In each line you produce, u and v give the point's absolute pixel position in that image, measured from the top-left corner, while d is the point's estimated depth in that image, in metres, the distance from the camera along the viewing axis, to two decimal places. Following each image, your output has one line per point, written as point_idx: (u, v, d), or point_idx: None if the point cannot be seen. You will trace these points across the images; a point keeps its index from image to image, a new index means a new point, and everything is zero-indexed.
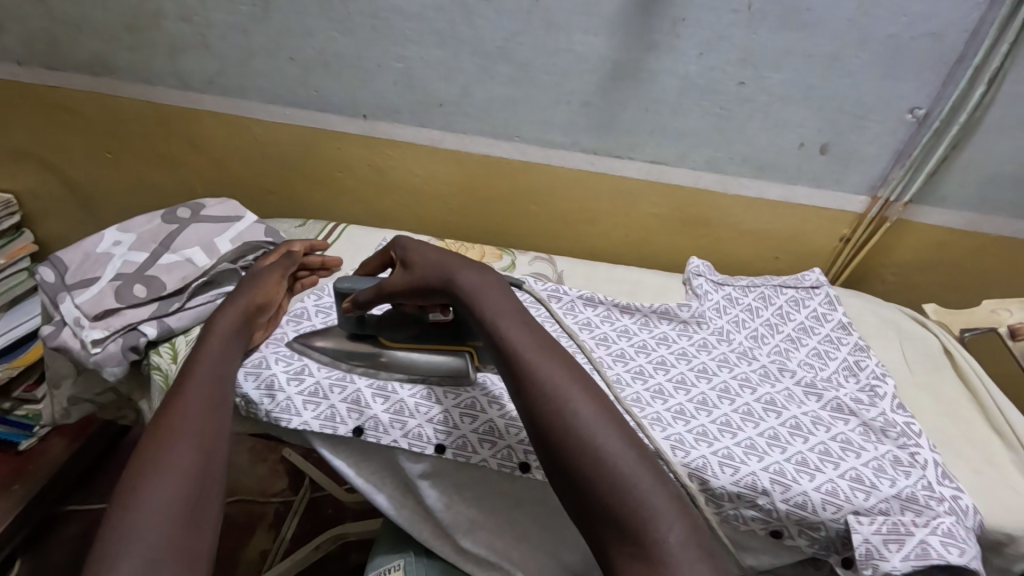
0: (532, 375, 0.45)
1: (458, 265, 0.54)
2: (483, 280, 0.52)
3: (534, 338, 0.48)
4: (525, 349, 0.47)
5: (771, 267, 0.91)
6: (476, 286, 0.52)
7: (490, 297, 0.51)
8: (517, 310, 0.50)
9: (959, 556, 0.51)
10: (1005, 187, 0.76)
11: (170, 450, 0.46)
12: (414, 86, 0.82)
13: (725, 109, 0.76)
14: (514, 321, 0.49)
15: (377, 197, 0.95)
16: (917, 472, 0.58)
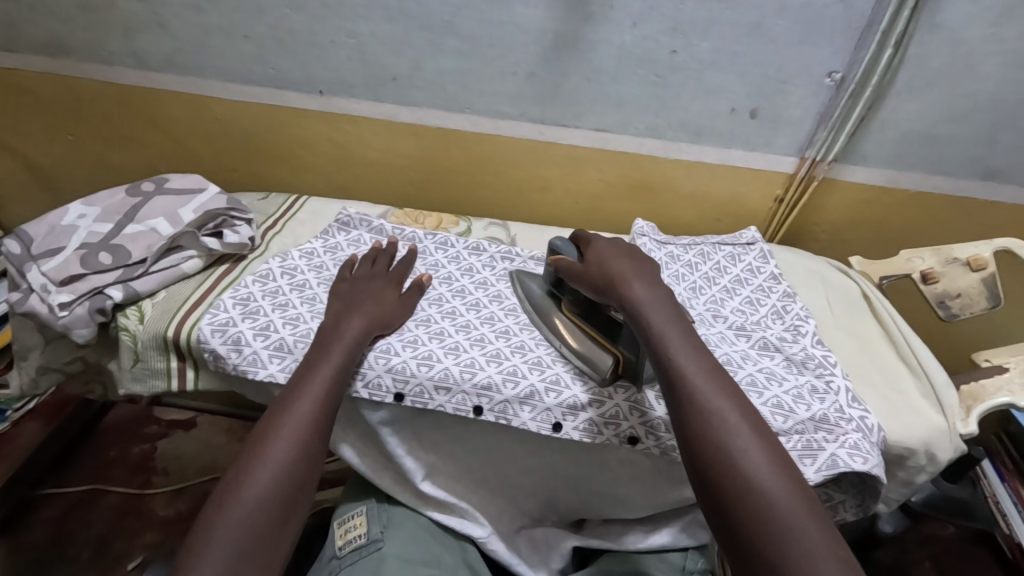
0: (702, 410, 0.49)
1: (629, 277, 0.60)
2: (656, 302, 0.57)
3: (702, 366, 0.52)
4: (694, 378, 0.51)
5: (714, 227, 0.97)
6: (647, 304, 0.57)
7: (656, 314, 0.56)
8: (688, 337, 0.55)
9: (862, 464, 0.57)
10: (915, 146, 0.84)
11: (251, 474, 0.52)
12: (367, 61, 0.85)
13: (660, 77, 0.81)
14: (688, 353, 0.53)
15: (337, 170, 0.98)
16: (830, 398, 0.64)
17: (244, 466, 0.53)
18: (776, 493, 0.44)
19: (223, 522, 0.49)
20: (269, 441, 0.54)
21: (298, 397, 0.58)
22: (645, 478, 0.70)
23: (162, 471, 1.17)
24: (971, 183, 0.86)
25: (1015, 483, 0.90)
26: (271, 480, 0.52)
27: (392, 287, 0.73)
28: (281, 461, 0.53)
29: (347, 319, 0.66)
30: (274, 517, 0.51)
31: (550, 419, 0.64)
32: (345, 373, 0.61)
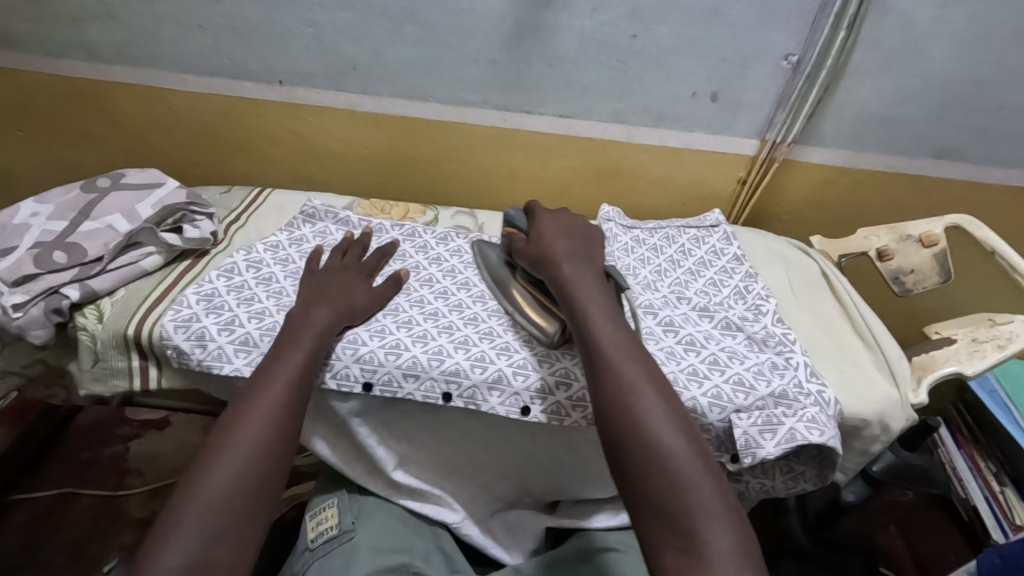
0: (623, 380, 0.53)
1: (563, 259, 0.66)
2: (582, 280, 0.63)
3: (617, 334, 0.58)
4: (609, 346, 0.56)
5: (679, 211, 0.98)
6: (576, 279, 0.64)
7: (584, 295, 0.62)
8: (609, 312, 0.61)
9: (818, 436, 0.59)
10: (871, 126, 0.86)
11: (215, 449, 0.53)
12: (326, 50, 0.84)
13: (621, 62, 0.81)
14: (606, 325, 0.58)
15: (300, 161, 0.97)
16: (790, 372, 0.65)
17: (208, 455, 0.52)
18: (678, 450, 0.49)
19: (184, 508, 0.49)
20: (233, 429, 0.54)
21: (265, 386, 0.57)
22: None
23: (136, 471, 1.15)
24: (924, 162, 0.89)
25: (970, 449, 1.03)
26: (233, 469, 0.51)
27: (365, 277, 0.73)
28: (242, 450, 0.53)
29: (315, 308, 0.66)
30: (237, 502, 0.50)
31: (519, 404, 0.66)
32: (312, 359, 0.61)
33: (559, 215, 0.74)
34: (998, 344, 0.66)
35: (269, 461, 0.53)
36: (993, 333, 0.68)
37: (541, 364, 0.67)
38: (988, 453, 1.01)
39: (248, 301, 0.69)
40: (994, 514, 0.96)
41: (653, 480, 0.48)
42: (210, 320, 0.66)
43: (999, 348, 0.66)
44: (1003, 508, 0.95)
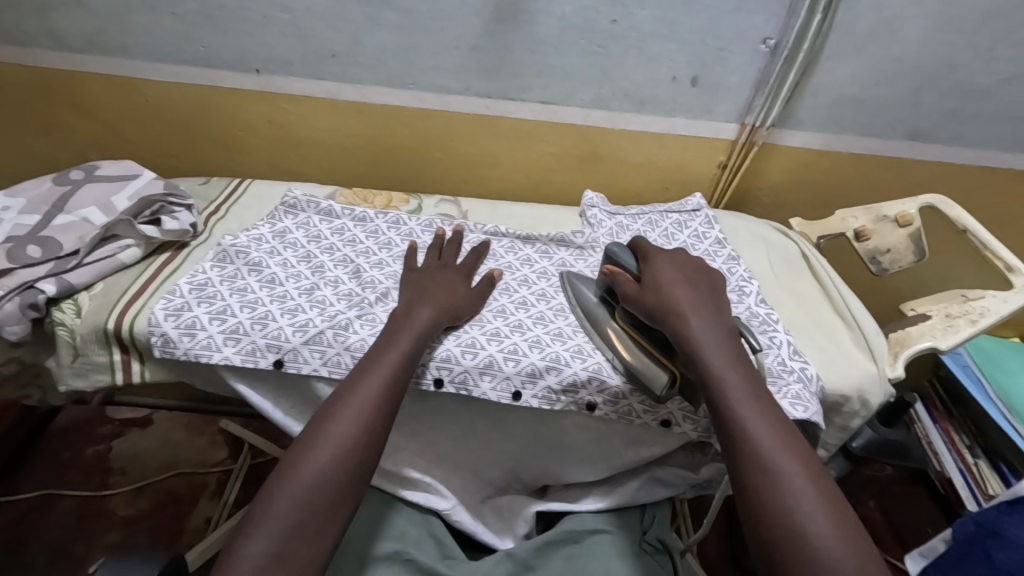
0: (764, 461, 0.51)
1: (689, 312, 0.62)
2: (710, 338, 0.59)
3: (720, 339, 0.60)
4: (716, 357, 0.58)
5: (662, 196, 0.99)
6: (702, 331, 0.60)
7: (716, 355, 0.58)
8: (719, 323, 0.62)
9: (802, 412, 0.60)
10: (848, 109, 0.87)
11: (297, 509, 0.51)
12: (304, 37, 0.82)
13: (602, 47, 0.82)
14: (714, 337, 0.59)
15: (282, 151, 0.95)
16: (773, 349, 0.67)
17: (285, 482, 0.52)
18: (828, 542, 0.46)
19: (282, 492, 0.51)
20: (333, 418, 0.55)
21: (365, 378, 0.58)
22: (602, 441, 0.72)
23: (121, 470, 1.14)
24: (899, 144, 0.91)
25: (946, 424, 1.08)
26: (330, 458, 0.53)
27: (462, 273, 0.73)
28: (342, 441, 0.54)
29: (418, 305, 0.66)
30: (335, 494, 0.52)
31: (510, 389, 0.65)
32: (414, 359, 0.61)
33: (673, 255, 0.70)
34: (971, 320, 0.68)
35: (369, 458, 0.55)
36: (966, 308, 0.70)
37: (531, 350, 0.67)
38: (963, 427, 1.05)
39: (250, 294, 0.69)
40: (969, 487, 1.00)
41: (778, 527, 0.48)
42: (201, 310, 0.66)
43: (971, 323, 0.68)
44: (977, 480, 1.00)
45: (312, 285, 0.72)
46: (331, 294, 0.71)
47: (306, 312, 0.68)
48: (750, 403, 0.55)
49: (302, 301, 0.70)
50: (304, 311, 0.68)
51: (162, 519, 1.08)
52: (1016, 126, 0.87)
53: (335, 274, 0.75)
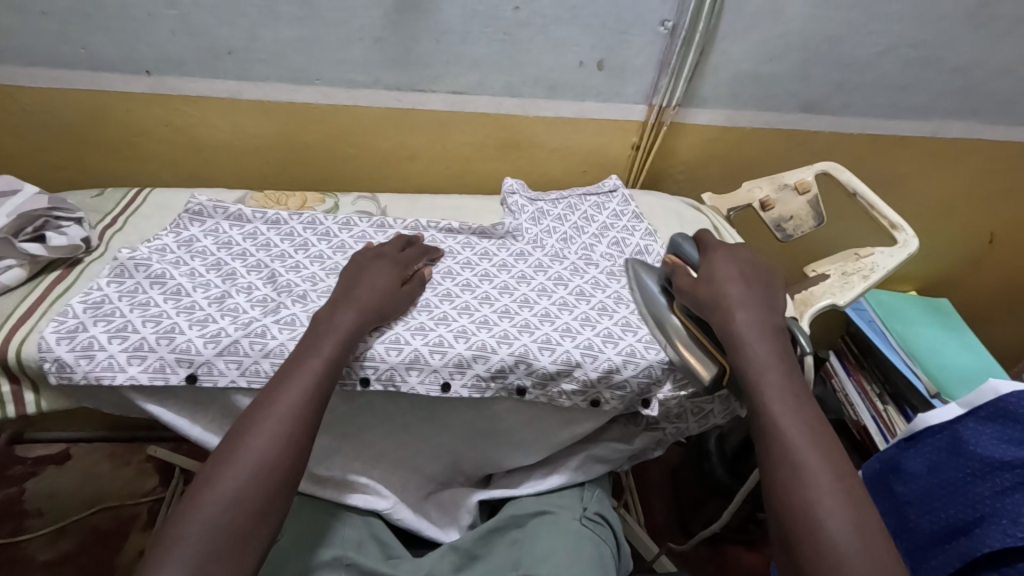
0: (793, 460, 0.53)
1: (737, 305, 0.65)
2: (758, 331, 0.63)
3: (781, 376, 0.59)
4: (776, 398, 0.57)
5: (581, 180, 1.02)
6: (752, 331, 0.63)
7: (757, 347, 0.61)
8: (781, 361, 0.60)
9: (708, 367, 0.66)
10: (746, 85, 0.91)
11: (212, 505, 0.49)
12: (195, 33, 0.78)
13: (507, 34, 0.82)
14: (777, 384, 0.58)
15: (184, 156, 0.91)
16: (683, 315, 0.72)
17: (208, 479, 0.51)
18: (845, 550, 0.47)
19: (192, 517, 0.48)
20: (249, 435, 0.53)
21: (283, 391, 0.56)
22: (537, 425, 0.73)
23: (36, 512, 1.05)
24: (794, 116, 0.96)
25: (858, 376, 1.15)
26: (243, 479, 0.50)
27: (389, 267, 0.71)
28: (258, 462, 0.52)
29: (346, 309, 0.64)
30: (252, 517, 0.50)
31: (439, 381, 0.65)
32: (335, 369, 0.59)
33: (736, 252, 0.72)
34: (864, 275, 0.73)
35: (285, 477, 0.52)
36: (859, 265, 0.74)
37: (457, 340, 0.67)
38: (873, 375, 1.13)
39: (150, 309, 0.65)
40: (881, 430, 1.08)
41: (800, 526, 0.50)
42: (99, 329, 0.62)
43: (864, 278, 0.73)
44: (887, 423, 1.08)
45: (222, 293, 0.69)
46: (244, 300, 0.68)
47: (217, 321, 0.65)
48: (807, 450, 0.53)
49: (212, 310, 0.66)
50: (214, 320, 0.65)
51: (88, 558, 1.01)
52: (895, 94, 0.94)
53: (248, 280, 0.72)
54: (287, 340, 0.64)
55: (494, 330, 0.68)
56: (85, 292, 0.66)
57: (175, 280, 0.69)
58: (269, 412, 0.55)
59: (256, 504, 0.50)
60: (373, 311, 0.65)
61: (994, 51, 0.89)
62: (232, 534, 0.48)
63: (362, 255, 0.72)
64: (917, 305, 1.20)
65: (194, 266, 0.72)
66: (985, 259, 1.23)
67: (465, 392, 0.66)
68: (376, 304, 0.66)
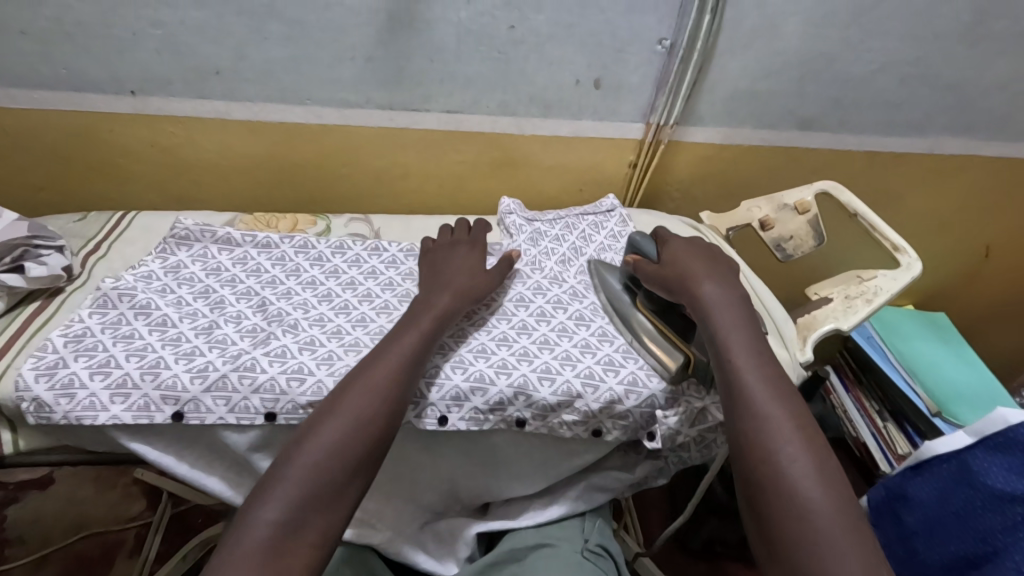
0: (759, 418, 0.53)
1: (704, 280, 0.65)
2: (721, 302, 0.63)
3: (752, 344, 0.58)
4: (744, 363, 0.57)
5: (577, 198, 1.00)
6: (717, 303, 0.63)
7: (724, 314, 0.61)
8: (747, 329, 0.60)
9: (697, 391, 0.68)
10: (743, 103, 0.90)
11: (309, 450, 0.53)
12: (179, 53, 0.76)
13: (502, 52, 0.80)
14: (745, 353, 0.57)
15: (170, 176, 0.88)
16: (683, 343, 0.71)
17: (308, 429, 0.55)
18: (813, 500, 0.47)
19: (289, 476, 0.51)
20: (347, 393, 0.57)
21: (382, 359, 0.60)
22: (536, 454, 0.71)
23: (18, 540, 1.02)
24: (792, 133, 0.95)
25: (857, 392, 1.14)
26: (336, 443, 0.54)
27: (476, 257, 0.75)
28: (350, 427, 0.55)
29: (441, 292, 0.69)
30: (341, 480, 0.53)
31: (436, 415, 0.64)
32: (429, 343, 0.63)
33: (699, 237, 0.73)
34: (867, 299, 0.72)
35: (376, 444, 0.56)
36: (862, 289, 0.73)
37: (455, 372, 0.65)
38: (871, 393, 1.12)
39: (134, 343, 0.63)
40: (881, 448, 1.07)
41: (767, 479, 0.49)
42: (80, 366, 0.60)
43: (867, 302, 0.71)
44: (887, 441, 1.07)
45: (210, 323, 0.67)
46: (232, 331, 0.66)
47: (205, 354, 0.63)
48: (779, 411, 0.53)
49: (199, 342, 0.64)
50: (202, 353, 0.63)
51: None
52: (893, 111, 0.93)
53: (237, 309, 0.69)
54: (277, 375, 0.62)
55: (492, 359, 0.66)
56: (66, 326, 0.63)
57: (161, 310, 0.67)
58: (363, 376, 0.59)
59: (347, 451, 0.54)
60: (465, 292, 0.70)
61: (992, 68, 0.88)
62: (327, 477, 0.52)
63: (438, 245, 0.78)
64: (914, 318, 1.18)
65: (181, 295, 0.70)
66: (982, 272, 1.23)
67: (463, 425, 0.64)
68: (466, 285, 0.70)
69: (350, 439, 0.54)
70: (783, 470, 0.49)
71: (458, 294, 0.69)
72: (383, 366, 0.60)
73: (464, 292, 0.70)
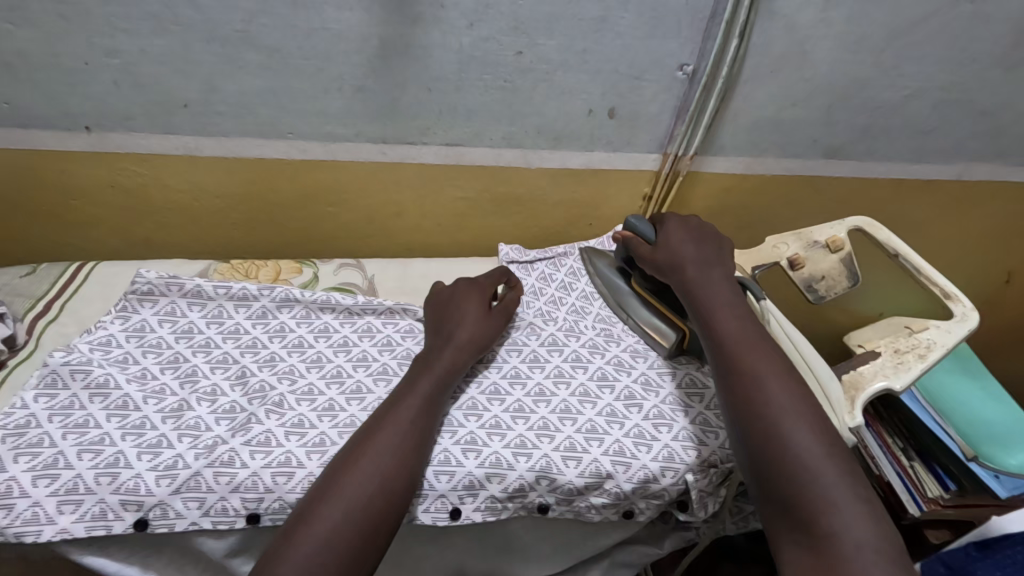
0: (753, 398, 0.52)
1: (691, 261, 0.66)
2: (707, 279, 0.64)
3: (747, 335, 0.57)
4: (735, 339, 0.57)
5: (586, 234, 0.94)
6: (706, 283, 0.63)
7: (714, 294, 0.62)
8: (735, 307, 0.61)
9: (715, 439, 0.60)
10: (767, 131, 0.83)
11: (299, 548, 0.45)
12: (142, 85, 0.66)
13: (508, 81, 0.72)
14: (741, 334, 0.57)
15: (134, 220, 0.79)
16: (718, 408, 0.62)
17: (297, 521, 0.47)
18: (818, 473, 0.47)
19: (290, 557, 0.45)
20: (344, 473, 0.50)
21: (379, 428, 0.53)
22: (557, 536, 0.63)
23: None
24: (816, 162, 0.89)
25: (878, 429, 0.99)
26: (343, 519, 0.47)
27: (480, 298, 0.68)
28: (357, 497, 0.49)
29: (452, 345, 0.62)
30: (345, 559, 0.46)
31: (447, 508, 0.56)
32: (433, 409, 0.56)
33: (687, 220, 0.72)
34: (920, 354, 0.67)
35: (385, 520, 0.49)
36: (913, 342, 0.69)
37: (466, 457, 0.56)
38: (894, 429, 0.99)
39: (87, 434, 0.52)
40: (907, 488, 0.92)
41: (770, 457, 0.49)
42: (20, 468, 0.50)
43: (921, 357, 0.67)
44: (915, 482, 0.93)
45: (180, 404, 0.57)
46: (206, 413, 0.56)
47: (172, 446, 0.53)
48: (787, 403, 0.51)
49: (167, 429, 0.54)
50: (169, 445, 0.53)
51: None
52: (922, 138, 0.87)
53: (211, 382, 0.59)
54: (256, 471, 0.52)
55: (507, 437, 0.58)
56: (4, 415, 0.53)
57: (119, 387, 0.56)
58: (361, 457, 0.51)
59: (343, 547, 0.46)
60: (473, 340, 0.63)
61: None
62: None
63: (453, 288, 0.70)
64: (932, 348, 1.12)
65: (144, 366, 0.59)
66: (1002, 297, 1.18)
67: (477, 516, 0.56)
68: (470, 331, 0.63)
69: (344, 531, 0.47)
70: (795, 467, 0.48)
71: (466, 337, 0.63)
72: (381, 440, 0.52)
73: (472, 339, 0.63)
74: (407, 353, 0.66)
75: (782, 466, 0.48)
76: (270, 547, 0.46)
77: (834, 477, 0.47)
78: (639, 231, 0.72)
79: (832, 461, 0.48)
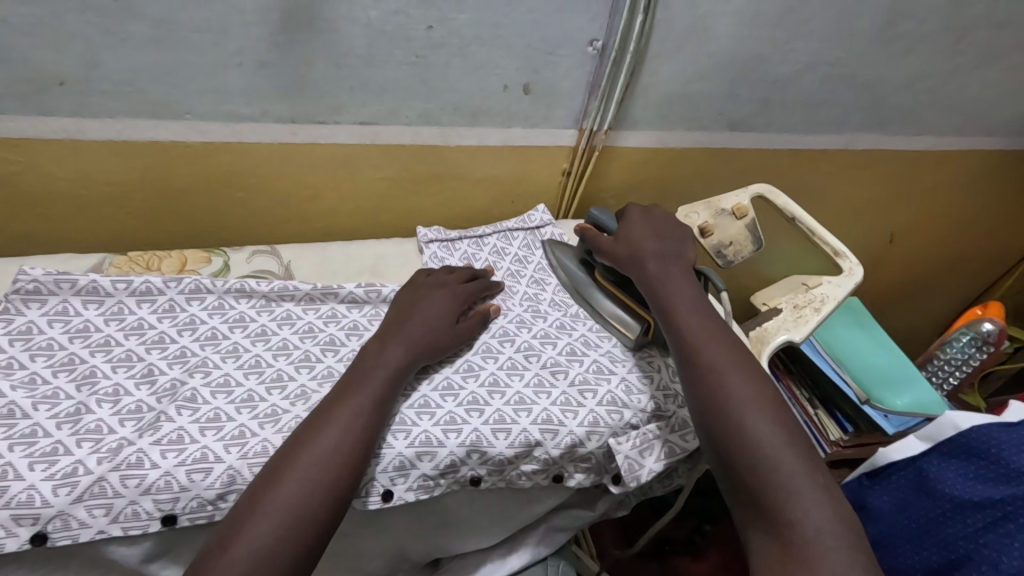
0: (712, 383, 0.54)
1: (651, 259, 0.68)
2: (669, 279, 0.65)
3: (712, 333, 0.58)
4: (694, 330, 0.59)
5: (509, 210, 0.95)
6: (664, 277, 0.65)
7: (680, 296, 0.63)
8: (696, 303, 0.62)
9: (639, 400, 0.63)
10: (675, 105, 0.87)
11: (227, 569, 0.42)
12: (8, 60, 0.59)
13: (420, 54, 0.71)
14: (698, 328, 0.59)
15: (9, 213, 0.71)
16: (635, 378, 0.65)
17: (223, 537, 0.44)
18: (771, 452, 0.48)
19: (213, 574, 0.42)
20: (279, 481, 0.47)
21: (320, 433, 0.50)
22: (491, 506, 0.64)
23: None
24: (721, 135, 0.94)
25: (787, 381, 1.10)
26: (270, 540, 0.44)
27: (446, 292, 0.67)
28: (291, 505, 0.46)
29: (395, 343, 0.59)
30: (281, 569, 0.44)
31: (379, 492, 0.55)
32: (380, 407, 0.54)
33: (651, 212, 0.75)
34: (814, 308, 0.75)
35: (321, 527, 0.47)
36: (808, 297, 0.76)
37: (397, 438, 0.56)
38: (800, 380, 1.10)
39: None
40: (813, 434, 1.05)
41: (732, 443, 0.50)
42: None
43: (815, 311, 0.75)
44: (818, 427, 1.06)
45: (77, 407, 0.52)
46: (108, 415, 0.52)
47: (71, 452, 0.49)
48: (743, 395, 0.52)
49: (62, 436, 0.50)
50: (66, 452, 0.49)
51: None
52: (812, 110, 0.94)
53: (111, 383, 0.55)
54: (168, 472, 0.50)
55: (432, 415, 0.58)
56: None
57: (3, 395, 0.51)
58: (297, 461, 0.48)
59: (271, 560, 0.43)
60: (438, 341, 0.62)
61: (902, 67, 0.91)
62: None
63: (419, 278, 0.70)
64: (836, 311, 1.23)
65: (31, 371, 0.54)
66: (888, 254, 1.30)
67: (411, 495, 0.56)
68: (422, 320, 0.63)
69: (272, 551, 0.44)
70: (757, 450, 0.48)
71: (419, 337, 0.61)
72: (323, 445, 0.49)
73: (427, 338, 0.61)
74: (336, 337, 0.64)
75: (745, 448, 0.49)
76: (196, 566, 0.43)
77: (800, 468, 0.47)
78: (602, 223, 0.76)
79: (791, 449, 0.49)
